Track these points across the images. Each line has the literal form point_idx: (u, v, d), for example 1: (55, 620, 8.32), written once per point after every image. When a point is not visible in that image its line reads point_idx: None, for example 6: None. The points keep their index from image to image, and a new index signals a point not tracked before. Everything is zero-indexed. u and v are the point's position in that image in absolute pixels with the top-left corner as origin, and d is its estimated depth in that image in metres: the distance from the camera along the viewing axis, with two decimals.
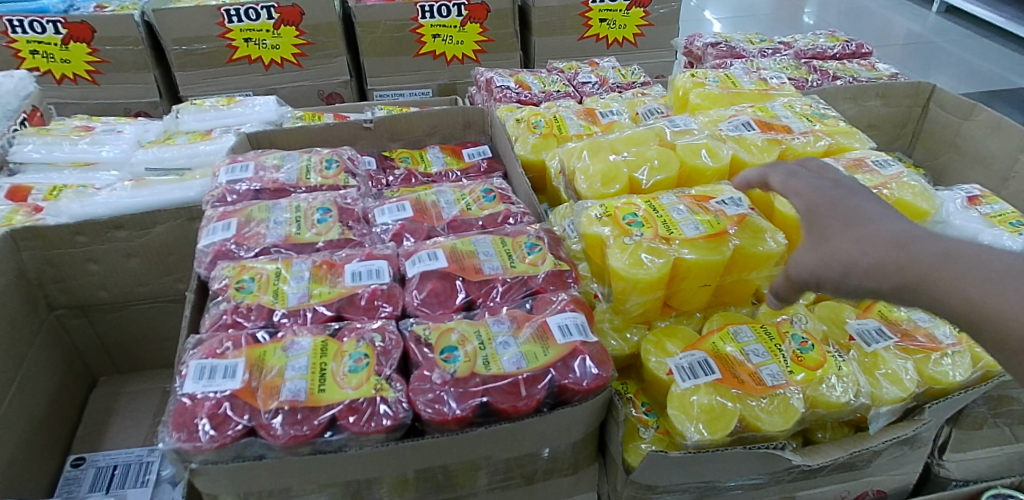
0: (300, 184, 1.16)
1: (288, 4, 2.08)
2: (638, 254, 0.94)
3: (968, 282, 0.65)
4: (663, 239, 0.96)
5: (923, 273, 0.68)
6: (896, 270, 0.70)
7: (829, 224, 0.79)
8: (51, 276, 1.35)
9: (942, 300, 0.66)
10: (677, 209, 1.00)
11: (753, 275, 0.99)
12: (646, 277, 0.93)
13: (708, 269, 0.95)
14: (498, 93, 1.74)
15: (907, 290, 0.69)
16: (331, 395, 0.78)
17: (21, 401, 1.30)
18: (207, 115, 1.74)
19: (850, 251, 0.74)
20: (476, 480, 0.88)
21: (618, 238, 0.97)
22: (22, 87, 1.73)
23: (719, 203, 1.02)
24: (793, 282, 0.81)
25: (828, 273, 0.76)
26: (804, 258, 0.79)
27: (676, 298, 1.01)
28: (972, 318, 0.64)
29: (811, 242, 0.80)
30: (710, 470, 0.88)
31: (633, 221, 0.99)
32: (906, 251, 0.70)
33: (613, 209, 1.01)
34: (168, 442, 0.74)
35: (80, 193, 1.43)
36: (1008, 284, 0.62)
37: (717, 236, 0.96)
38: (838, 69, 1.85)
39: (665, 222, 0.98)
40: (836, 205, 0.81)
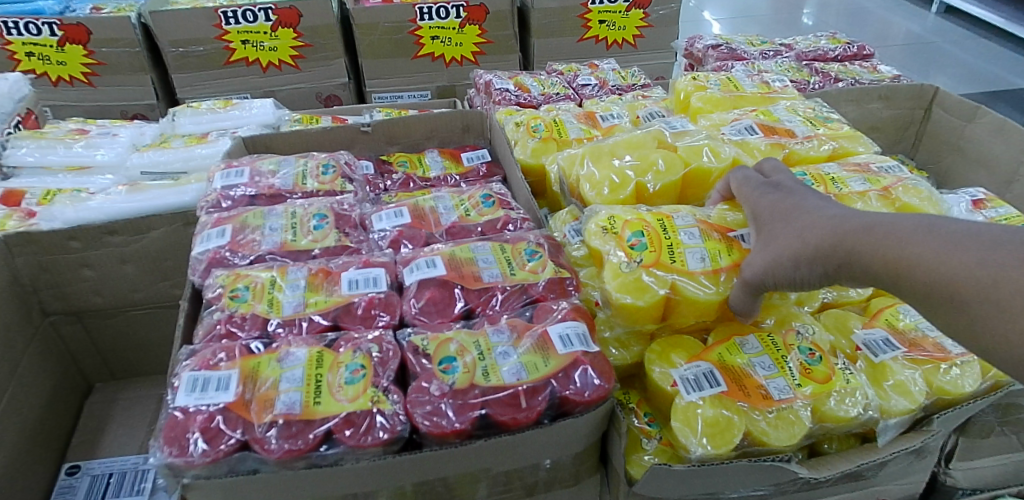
0: (296, 190, 1.14)
1: (286, 5, 2.06)
2: (635, 284, 0.92)
3: (886, 242, 0.71)
4: (666, 266, 0.93)
5: (851, 246, 0.73)
6: (830, 249, 0.75)
7: (772, 223, 0.84)
8: (45, 281, 1.33)
9: (874, 269, 0.72)
10: (690, 235, 0.96)
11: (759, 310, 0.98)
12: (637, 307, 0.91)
13: (709, 306, 0.93)
14: (497, 96, 1.73)
15: (847, 267, 0.74)
16: (326, 408, 0.76)
17: (15, 409, 1.28)
18: (204, 119, 1.72)
19: (792, 244, 0.79)
20: (475, 492, 0.86)
21: (618, 260, 0.95)
22: (16, 90, 1.71)
23: (739, 237, 0.96)
24: (751, 285, 0.86)
25: (781, 269, 0.80)
26: (757, 260, 0.84)
27: (678, 323, 0.98)
28: (896, 271, 0.70)
29: (760, 245, 0.84)
30: (715, 483, 0.87)
31: (637, 243, 0.96)
32: (834, 232, 0.75)
33: (622, 224, 0.98)
34: (160, 457, 0.72)
35: (75, 197, 1.40)
36: (915, 236, 0.69)
37: (721, 274, 0.93)
38: (840, 72, 1.84)
39: (671, 250, 0.95)
40: (778, 209, 0.85)
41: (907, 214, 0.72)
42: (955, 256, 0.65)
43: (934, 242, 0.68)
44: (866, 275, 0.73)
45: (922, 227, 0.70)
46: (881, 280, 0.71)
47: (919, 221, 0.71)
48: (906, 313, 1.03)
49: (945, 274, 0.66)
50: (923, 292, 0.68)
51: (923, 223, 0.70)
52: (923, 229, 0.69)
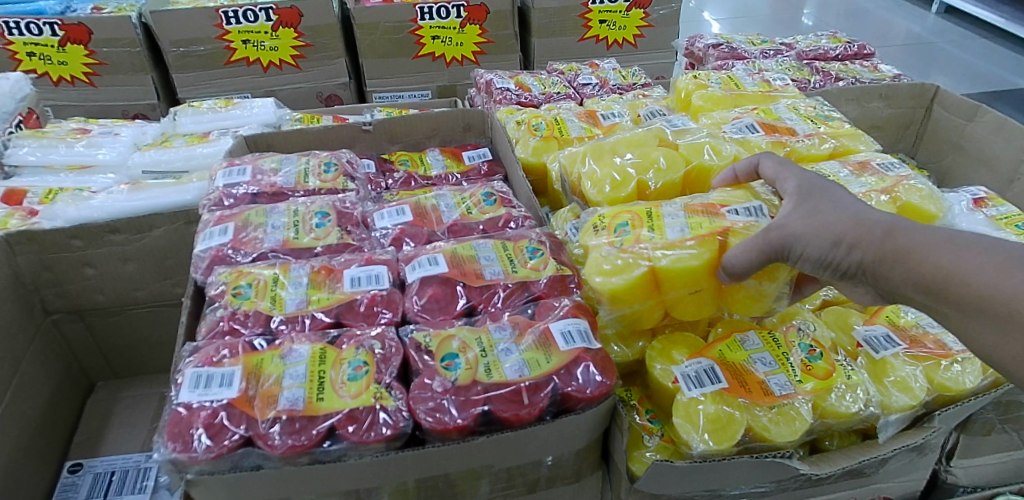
0: (298, 188, 1.14)
1: (287, 5, 2.06)
2: (613, 264, 0.91)
3: (940, 254, 0.69)
4: (645, 242, 0.92)
5: (907, 244, 0.72)
6: (882, 241, 0.73)
7: (820, 199, 0.81)
8: (47, 280, 1.34)
9: (920, 271, 0.70)
10: (675, 215, 0.95)
11: (764, 286, 0.92)
12: (614, 285, 0.90)
13: (692, 275, 0.90)
14: (498, 95, 1.73)
15: (889, 264, 0.73)
16: (329, 404, 0.77)
17: (17, 408, 1.29)
18: (205, 118, 1.72)
19: (842, 221, 0.76)
20: (478, 489, 0.86)
21: (601, 246, 0.95)
22: (17, 89, 1.71)
23: (728, 211, 0.94)
24: (771, 246, 0.81)
25: (819, 241, 0.77)
26: (792, 222, 0.80)
27: (671, 306, 0.94)
28: (943, 283, 0.68)
29: (798, 210, 0.81)
30: (716, 479, 0.87)
31: (623, 230, 0.95)
32: (891, 227, 0.74)
33: (611, 217, 0.98)
34: (164, 452, 0.73)
35: (76, 196, 1.41)
36: (972, 254, 0.67)
37: (701, 241, 0.90)
38: (841, 71, 1.84)
39: (652, 228, 0.93)
40: (823, 190, 0.82)
41: (969, 231, 0.71)
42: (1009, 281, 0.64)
43: (992, 264, 0.66)
44: (909, 276, 0.71)
45: (977, 246, 0.68)
46: (921, 284, 0.70)
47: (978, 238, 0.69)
48: (907, 311, 1.04)
49: (995, 296, 0.64)
50: (972, 313, 0.66)
51: (982, 241, 0.68)
52: (978, 248, 0.68)
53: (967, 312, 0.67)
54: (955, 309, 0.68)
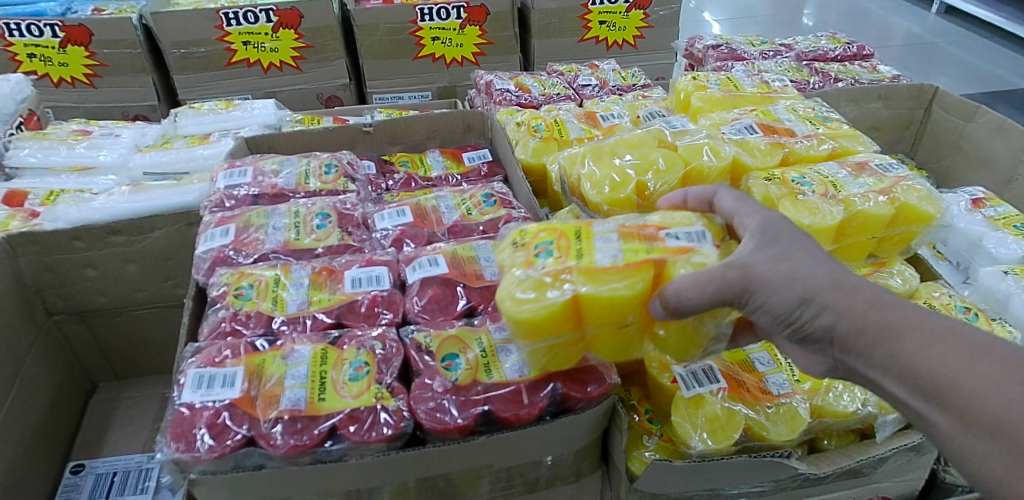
0: (299, 190, 1.15)
1: (287, 7, 2.07)
2: (530, 290, 0.74)
3: (937, 351, 0.62)
4: (569, 265, 0.75)
5: (895, 323, 0.65)
6: (864, 313, 0.67)
7: (789, 245, 0.71)
8: (49, 282, 1.34)
9: (906, 360, 0.64)
10: (607, 237, 0.78)
11: (704, 323, 0.77)
12: (530, 314, 0.73)
13: (621, 306, 0.74)
14: (498, 96, 1.74)
15: (866, 340, 0.66)
16: (331, 404, 0.77)
17: (19, 409, 1.29)
18: (206, 119, 1.72)
19: (815, 278, 0.68)
20: (478, 488, 0.88)
21: (517, 270, 0.77)
22: (19, 91, 1.71)
23: (667, 236, 0.77)
24: (731, 287, 0.69)
25: (787, 292, 0.68)
26: (760, 264, 0.69)
27: (597, 344, 0.78)
28: (940, 385, 0.61)
29: (765, 252, 0.71)
30: (716, 478, 0.88)
31: (543, 250, 0.78)
32: (873, 300, 0.67)
33: (532, 235, 0.81)
34: (167, 452, 0.73)
35: (78, 197, 1.41)
36: (979, 360, 0.60)
37: (635, 268, 0.74)
38: (839, 72, 1.85)
39: (579, 250, 0.77)
40: (793, 236, 0.73)
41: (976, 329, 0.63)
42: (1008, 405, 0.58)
43: (1006, 379, 0.58)
44: (891, 359, 0.65)
45: (988, 354, 0.60)
46: (904, 371, 0.64)
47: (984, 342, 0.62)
48: None
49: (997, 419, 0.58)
50: (976, 432, 0.59)
51: (986, 343, 0.61)
52: (984, 352, 0.61)
53: (974, 435, 0.59)
54: (953, 422, 0.61)
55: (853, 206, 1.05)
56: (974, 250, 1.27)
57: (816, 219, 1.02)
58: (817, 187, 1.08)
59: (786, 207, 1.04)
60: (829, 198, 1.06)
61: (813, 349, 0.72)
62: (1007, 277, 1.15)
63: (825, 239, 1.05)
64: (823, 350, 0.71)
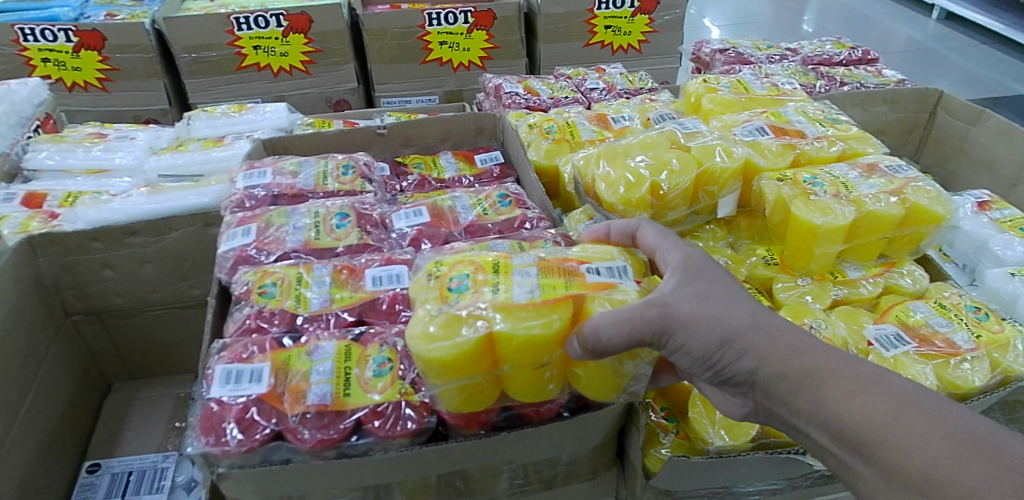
0: (317, 190, 1.16)
1: (297, 12, 2.09)
2: (444, 327, 0.74)
3: (861, 402, 0.64)
4: (484, 302, 0.75)
5: (818, 369, 0.68)
6: (786, 358, 0.69)
7: (709, 284, 0.75)
8: (68, 282, 1.35)
9: (832, 408, 0.66)
10: (525, 271, 0.79)
11: (623, 364, 0.79)
12: (444, 354, 0.73)
13: (538, 344, 0.75)
14: (507, 100, 1.75)
15: (786, 386, 0.69)
16: (356, 399, 0.79)
17: (38, 408, 1.31)
18: (219, 122, 1.74)
19: (735, 319, 0.72)
20: (496, 485, 0.90)
21: (430, 305, 0.77)
22: (36, 95, 1.74)
23: (588, 270, 0.80)
24: (645, 328, 0.72)
25: (704, 332, 0.72)
26: (678, 304, 0.73)
27: (513, 382, 0.79)
28: (864, 438, 0.63)
29: (684, 291, 0.74)
30: (732, 475, 0.90)
31: (459, 285, 0.78)
32: (794, 344, 0.70)
33: (448, 267, 0.82)
34: (196, 446, 0.75)
35: (96, 198, 1.43)
36: (903, 413, 0.62)
37: (553, 304, 0.75)
38: (845, 76, 1.86)
39: (495, 285, 0.77)
40: (712, 276, 0.77)
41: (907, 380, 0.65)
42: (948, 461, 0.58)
43: (930, 434, 0.60)
44: (814, 406, 0.67)
45: (913, 406, 0.62)
46: (828, 420, 0.66)
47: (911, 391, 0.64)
48: (916, 310, 1.05)
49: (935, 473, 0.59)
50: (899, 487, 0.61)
51: (909, 393, 0.64)
52: (908, 404, 0.63)
53: (901, 490, 0.61)
54: (878, 475, 0.62)
55: (864, 206, 1.06)
56: (981, 252, 1.27)
57: (828, 219, 1.04)
58: (828, 187, 1.09)
59: (799, 207, 1.06)
60: (840, 198, 1.07)
61: (735, 393, 0.74)
62: (1014, 279, 1.16)
63: (837, 239, 1.06)
64: (746, 394, 0.74)
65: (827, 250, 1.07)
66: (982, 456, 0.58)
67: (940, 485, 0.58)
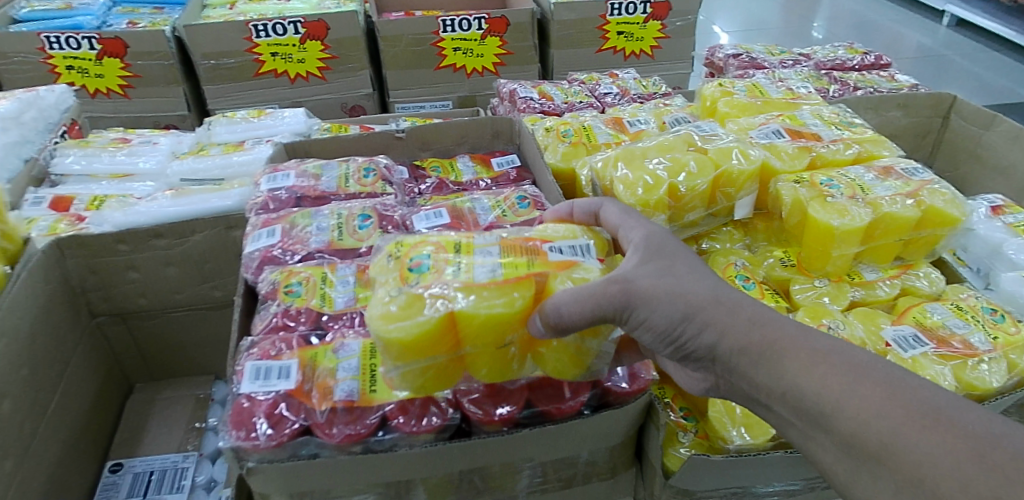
0: (339, 192, 1.18)
1: (314, 19, 2.12)
2: (404, 307, 0.74)
3: (820, 373, 0.65)
4: (445, 282, 0.74)
5: (778, 342, 0.69)
6: (747, 331, 0.70)
7: (670, 261, 0.76)
8: (94, 284, 1.38)
9: (792, 380, 0.67)
10: (487, 251, 0.79)
11: (586, 342, 0.78)
12: (403, 333, 0.72)
13: (501, 324, 0.74)
14: (522, 104, 1.77)
15: (746, 359, 0.70)
16: (382, 395, 0.80)
17: (64, 408, 1.33)
18: (239, 127, 1.77)
19: (696, 294, 0.72)
20: (516, 483, 0.91)
21: (390, 285, 0.76)
22: (62, 101, 1.78)
23: (551, 249, 0.79)
24: (607, 304, 0.71)
25: (666, 308, 0.72)
26: (641, 280, 0.73)
27: (475, 363, 0.78)
28: (823, 408, 0.64)
29: (646, 267, 0.75)
30: (751, 475, 0.90)
31: (418, 265, 0.77)
32: (754, 317, 0.71)
33: (408, 248, 0.81)
34: (228, 439, 0.76)
35: (122, 202, 1.47)
36: (860, 383, 0.63)
37: (515, 283, 0.74)
38: (858, 80, 1.87)
39: (456, 265, 0.77)
40: (674, 253, 0.78)
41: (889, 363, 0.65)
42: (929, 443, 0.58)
43: (887, 403, 0.61)
44: (774, 379, 0.68)
45: (870, 376, 0.63)
46: (788, 392, 0.67)
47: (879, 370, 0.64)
48: (933, 312, 1.06)
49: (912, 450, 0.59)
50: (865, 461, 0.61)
51: (870, 366, 0.64)
52: (865, 374, 0.64)
53: (861, 461, 0.62)
54: (837, 445, 0.63)
55: (880, 208, 1.07)
56: (994, 257, 1.27)
57: (845, 221, 1.05)
58: (844, 189, 1.10)
59: (816, 209, 1.06)
60: (856, 200, 1.08)
61: (698, 369, 0.75)
62: None
63: (854, 241, 1.07)
64: (708, 369, 0.75)
65: (844, 252, 1.08)
66: (938, 423, 0.59)
67: (897, 452, 0.59)
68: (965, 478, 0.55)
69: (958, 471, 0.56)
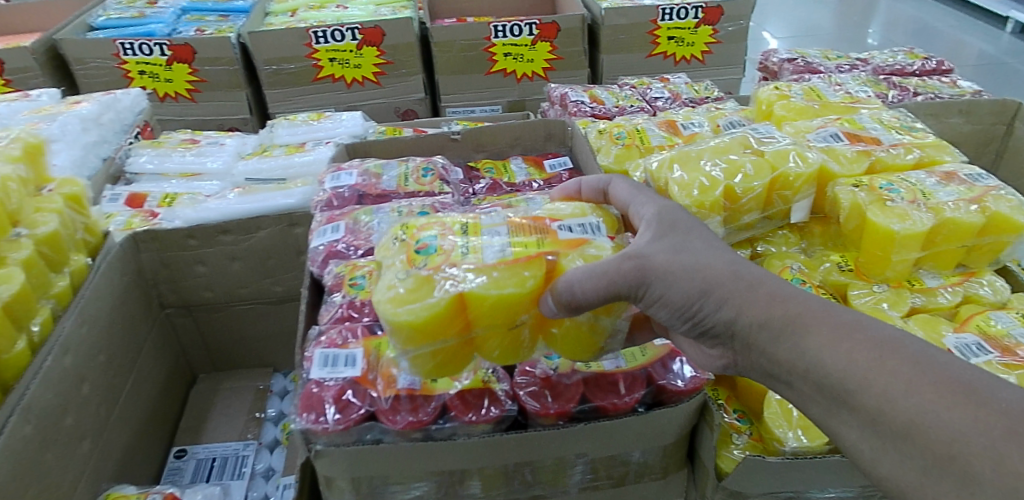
0: (399, 191, 1.23)
1: (371, 25, 2.19)
2: (413, 290, 0.75)
3: (846, 348, 0.62)
4: (453, 265, 0.76)
5: (800, 316, 0.66)
6: (766, 306, 0.69)
7: (684, 236, 0.77)
8: (165, 276, 1.46)
9: (814, 356, 0.64)
10: (495, 231, 0.82)
11: (599, 319, 0.80)
12: (413, 316, 0.73)
13: (512, 304, 0.75)
14: (573, 108, 1.79)
15: (766, 333, 0.68)
16: (443, 386, 0.85)
17: (135, 393, 1.40)
18: (299, 130, 1.83)
19: (712, 270, 0.72)
20: (568, 478, 0.93)
21: (398, 267, 0.78)
22: (136, 104, 1.88)
23: (560, 228, 0.81)
24: (619, 281, 0.73)
25: (681, 284, 0.72)
26: (655, 256, 0.74)
27: (487, 345, 0.79)
28: (848, 384, 0.61)
29: (660, 244, 0.76)
30: (806, 479, 0.90)
31: (425, 247, 0.80)
32: (773, 293, 0.69)
33: (414, 230, 0.84)
34: (299, 422, 0.81)
35: (192, 200, 1.55)
36: (888, 358, 0.60)
37: (524, 263, 0.76)
38: (918, 86, 1.83)
39: (465, 246, 0.79)
40: (690, 229, 0.78)
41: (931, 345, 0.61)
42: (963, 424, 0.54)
43: (917, 380, 0.58)
44: (795, 354, 0.66)
45: (898, 352, 0.60)
46: (810, 368, 0.65)
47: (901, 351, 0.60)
48: (998, 320, 1.03)
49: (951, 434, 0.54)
50: (898, 450, 0.58)
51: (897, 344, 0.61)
52: (893, 350, 0.60)
53: (887, 438, 0.59)
54: (862, 424, 0.60)
55: (942, 213, 1.05)
56: None
57: (906, 225, 1.03)
58: (905, 194, 1.08)
59: (875, 213, 1.05)
60: (918, 205, 1.06)
61: (715, 345, 0.75)
62: None
63: (914, 245, 1.05)
64: (725, 346, 0.74)
65: (904, 257, 1.06)
66: (970, 400, 0.55)
67: (926, 430, 0.56)
68: (1001, 457, 0.52)
69: (992, 449, 0.52)
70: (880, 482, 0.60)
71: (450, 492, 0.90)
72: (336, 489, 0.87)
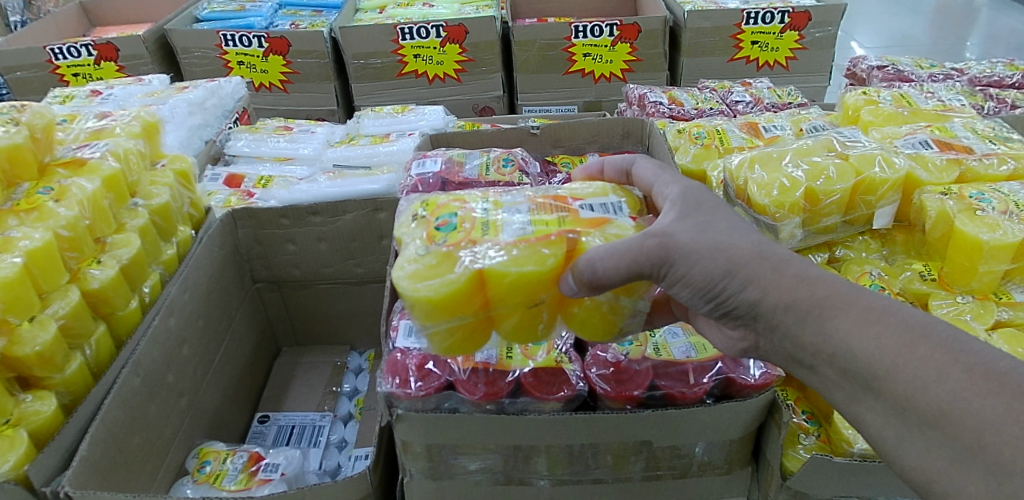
0: (480, 180, 1.28)
1: (455, 23, 2.26)
2: (433, 267, 0.78)
3: (875, 332, 0.66)
4: (473, 243, 0.78)
5: (827, 299, 0.70)
6: (793, 288, 0.72)
7: (710, 216, 0.78)
8: (258, 253, 1.56)
9: (843, 339, 0.68)
10: (516, 209, 0.85)
11: (619, 300, 0.82)
12: (432, 291, 0.75)
13: (534, 283, 0.77)
14: (651, 108, 1.80)
15: (790, 313, 0.72)
16: (518, 362, 0.91)
17: (226, 358, 1.51)
18: (385, 121, 1.91)
19: (737, 251, 0.74)
20: (631, 466, 0.95)
21: (420, 243, 0.81)
22: (236, 91, 2.02)
23: (582, 207, 0.84)
24: (641, 260, 0.74)
25: (705, 263, 0.74)
26: (679, 235, 0.75)
27: (505, 323, 0.81)
28: (876, 370, 0.65)
29: (684, 222, 0.77)
30: (871, 484, 0.89)
31: (446, 223, 0.83)
32: (802, 274, 0.72)
33: (434, 208, 0.87)
34: (385, 386, 0.88)
35: (286, 182, 1.66)
36: (919, 345, 0.63)
37: (545, 241, 0.78)
38: (1019, 98, 1.74)
39: (485, 224, 0.82)
40: (716, 209, 0.79)
41: (991, 345, 0.63)
42: (1012, 424, 0.57)
43: (950, 369, 0.61)
44: (821, 337, 0.69)
45: (929, 339, 0.64)
46: (836, 351, 0.68)
47: (943, 343, 0.63)
48: None
49: (989, 430, 0.58)
50: (949, 446, 0.60)
51: (953, 343, 0.63)
52: (923, 336, 0.64)
53: (916, 425, 0.63)
54: (917, 423, 0.63)
55: None
56: None
57: (995, 235, 1.00)
58: (996, 204, 1.05)
59: (963, 222, 1.03)
60: (1009, 216, 1.03)
61: (738, 325, 0.78)
62: None
63: (1004, 258, 1.02)
64: (748, 326, 0.77)
65: (992, 268, 1.03)
66: (1004, 389, 0.58)
67: (956, 417, 0.60)
68: None
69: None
70: (905, 468, 0.65)
71: (517, 467, 0.94)
72: (411, 454, 0.92)
